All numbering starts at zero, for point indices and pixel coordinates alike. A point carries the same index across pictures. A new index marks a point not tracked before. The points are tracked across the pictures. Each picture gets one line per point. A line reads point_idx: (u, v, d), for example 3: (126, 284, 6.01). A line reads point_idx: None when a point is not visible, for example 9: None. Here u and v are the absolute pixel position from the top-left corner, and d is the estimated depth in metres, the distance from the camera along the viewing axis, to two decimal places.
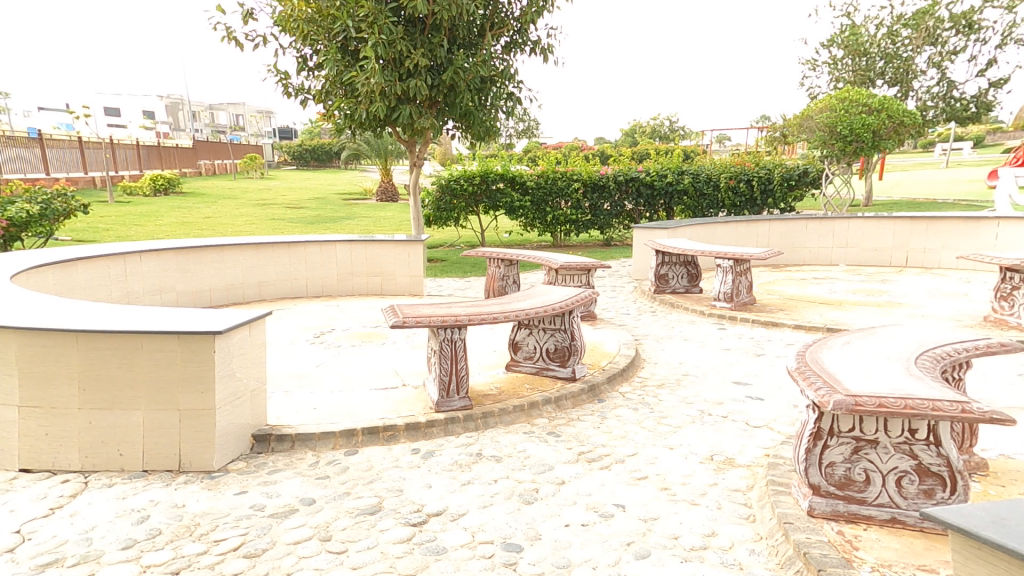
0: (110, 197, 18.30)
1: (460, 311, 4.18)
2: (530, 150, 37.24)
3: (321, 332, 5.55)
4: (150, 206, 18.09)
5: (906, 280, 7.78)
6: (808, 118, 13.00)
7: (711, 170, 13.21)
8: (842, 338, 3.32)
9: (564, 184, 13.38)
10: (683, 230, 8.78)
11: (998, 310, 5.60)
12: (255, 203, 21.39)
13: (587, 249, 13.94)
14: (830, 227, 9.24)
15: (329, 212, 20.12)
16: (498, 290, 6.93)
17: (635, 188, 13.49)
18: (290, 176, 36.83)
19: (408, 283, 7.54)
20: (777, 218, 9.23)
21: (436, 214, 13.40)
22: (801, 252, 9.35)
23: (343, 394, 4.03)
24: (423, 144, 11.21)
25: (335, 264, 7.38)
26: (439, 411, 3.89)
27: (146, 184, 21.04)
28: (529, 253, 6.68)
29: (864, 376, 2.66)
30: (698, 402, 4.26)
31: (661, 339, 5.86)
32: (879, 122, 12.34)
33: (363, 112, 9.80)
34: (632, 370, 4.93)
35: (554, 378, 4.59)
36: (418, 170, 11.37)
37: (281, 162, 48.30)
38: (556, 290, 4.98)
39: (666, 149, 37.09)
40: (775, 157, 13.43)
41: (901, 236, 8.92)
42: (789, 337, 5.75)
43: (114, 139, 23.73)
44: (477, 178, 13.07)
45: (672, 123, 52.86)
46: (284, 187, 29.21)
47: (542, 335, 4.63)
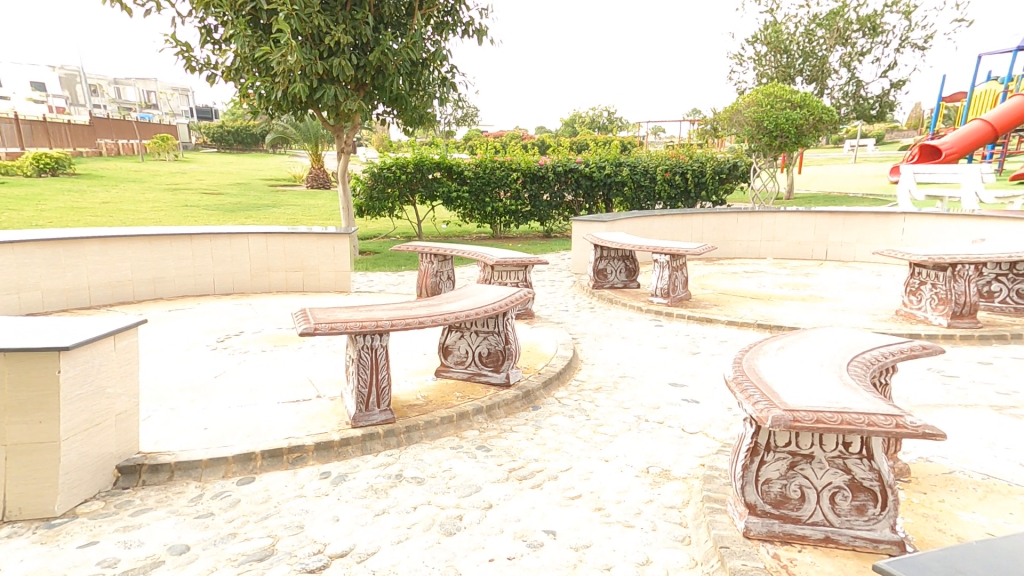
0: None
1: (383, 316, 3.80)
2: (469, 137, 36.57)
3: (226, 336, 4.98)
4: (35, 189, 16.11)
5: (827, 273, 8.11)
6: (736, 112, 13.24)
7: (648, 162, 13.36)
8: (776, 343, 3.25)
9: (502, 174, 13.09)
10: (621, 224, 8.78)
11: (908, 304, 5.85)
12: (165, 187, 19.58)
13: (528, 241, 13.78)
14: (758, 221, 9.53)
15: (252, 199, 18.72)
16: (432, 287, 6.56)
17: (574, 179, 13.39)
18: (210, 159, 34.18)
19: (333, 279, 7.02)
20: (710, 212, 9.45)
21: (368, 204, 12.76)
22: (732, 245, 9.60)
23: (244, 410, 3.56)
24: (349, 127, 10.55)
25: (247, 258, 6.72)
26: (356, 427, 3.51)
27: (27, 163, 18.81)
28: (465, 248, 6.35)
29: (800, 388, 2.57)
30: (634, 407, 4.14)
31: (599, 338, 5.75)
32: (802, 119, 12.70)
33: (280, 92, 9.04)
34: (569, 373, 4.76)
35: (487, 384, 4.32)
36: (347, 157, 10.70)
37: (200, 143, 44.97)
38: (490, 289, 4.69)
39: (605, 140, 37.63)
40: (706, 151, 13.75)
41: (821, 231, 9.32)
42: (722, 334, 5.80)
43: None
44: (411, 167, 12.56)
45: (610, 114, 53.84)
46: (201, 171, 27.00)
47: (475, 338, 4.34)
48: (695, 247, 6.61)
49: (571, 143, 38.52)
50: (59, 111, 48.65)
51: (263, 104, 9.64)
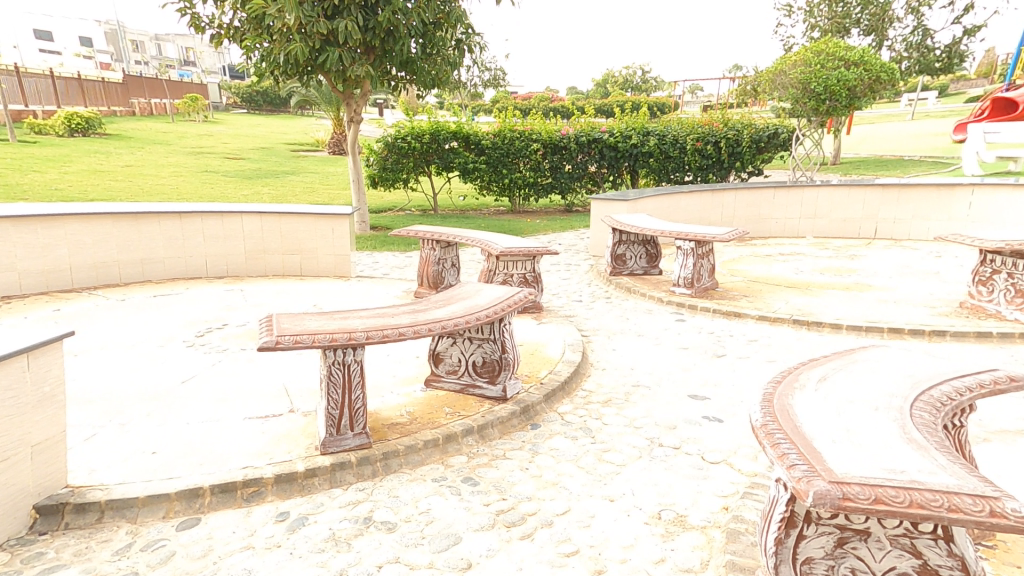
0: (12, 136, 16.32)
1: (359, 326, 3.36)
2: (497, 101, 35.45)
3: (207, 330, 4.65)
4: (61, 150, 16.19)
5: (875, 254, 7.22)
6: (779, 73, 11.68)
7: (678, 130, 12.36)
8: (817, 370, 2.56)
9: (522, 145, 12.35)
10: (644, 202, 8.07)
11: (975, 296, 5.05)
12: (189, 151, 19.52)
13: (547, 215, 13.14)
14: (798, 195, 8.63)
15: (272, 165, 18.46)
16: (434, 275, 6.15)
17: (598, 150, 12.57)
18: (237, 122, 34.10)
19: (332, 263, 6.65)
20: (744, 186, 8.60)
21: (381, 175, 12.25)
22: (766, 223, 8.75)
23: (203, 428, 3.21)
24: (359, 94, 9.93)
25: (242, 240, 6.38)
26: (326, 453, 3.11)
27: (60, 123, 19.03)
28: (468, 235, 5.85)
29: (851, 444, 1.91)
30: (647, 426, 3.61)
31: (613, 336, 5.27)
32: (856, 80, 10.92)
33: (282, 55, 8.52)
34: (576, 381, 4.31)
35: (481, 397, 3.93)
36: (356, 127, 10.14)
37: (230, 104, 45.14)
38: (487, 291, 4.24)
39: (639, 100, 35.86)
40: (744, 115, 12.61)
41: (870, 206, 8.37)
42: (752, 331, 5.16)
43: (20, 68, 21.11)
44: (426, 136, 11.96)
45: (644, 73, 51.39)
46: (228, 134, 26.91)
47: (468, 346, 3.94)
48: (724, 232, 5.96)
49: (603, 103, 36.90)
50: (99, 69, 49.30)
51: (266, 68, 9.08)
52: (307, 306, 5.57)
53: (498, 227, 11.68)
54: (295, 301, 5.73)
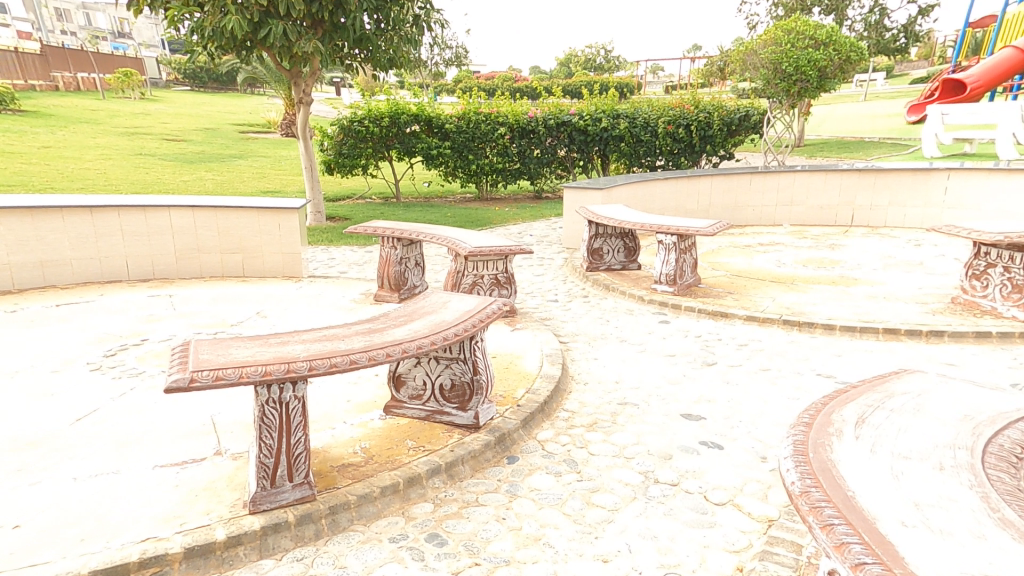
0: None
1: (299, 352, 2.75)
2: (461, 79, 34.41)
3: (120, 348, 3.94)
4: None
5: (855, 243, 6.98)
6: (750, 52, 11.28)
7: (649, 112, 11.92)
8: (850, 407, 2.11)
9: (488, 129, 11.77)
10: (619, 190, 7.67)
11: (969, 291, 4.78)
12: (123, 132, 17.89)
13: (516, 203, 12.62)
14: (774, 181, 8.38)
15: (218, 148, 17.15)
16: (396, 276, 5.58)
17: (567, 133, 12.07)
18: (178, 100, 31.75)
19: (280, 263, 5.94)
20: (719, 172, 8.30)
21: (337, 161, 11.40)
22: (743, 211, 8.47)
23: (91, 484, 2.53)
24: (309, 72, 9.05)
25: (170, 237, 5.60)
26: (257, 512, 2.50)
27: None
28: (433, 233, 5.37)
29: (928, 529, 1.45)
30: (641, 457, 3.17)
31: (595, 343, 4.94)
32: (826, 60, 10.08)
33: (217, 29, 7.59)
34: (556, 401, 3.86)
35: (450, 425, 3.42)
36: (306, 109, 9.28)
37: (172, 81, 42.30)
38: (455, 303, 3.71)
39: (604, 80, 35.38)
40: (714, 97, 12.24)
41: (846, 192, 8.16)
42: (742, 334, 4.82)
43: None
44: (385, 119, 11.17)
45: (608, 53, 50.96)
46: (169, 113, 24.96)
47: (434, 367, 3.41)
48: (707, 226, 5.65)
49: (568, 83, 36.30)
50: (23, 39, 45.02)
51: (197, 42, 8.09)
52: (249, 314, 4.89)
53: (464, 216, 11.04)
54: (235, 307, 5.03)
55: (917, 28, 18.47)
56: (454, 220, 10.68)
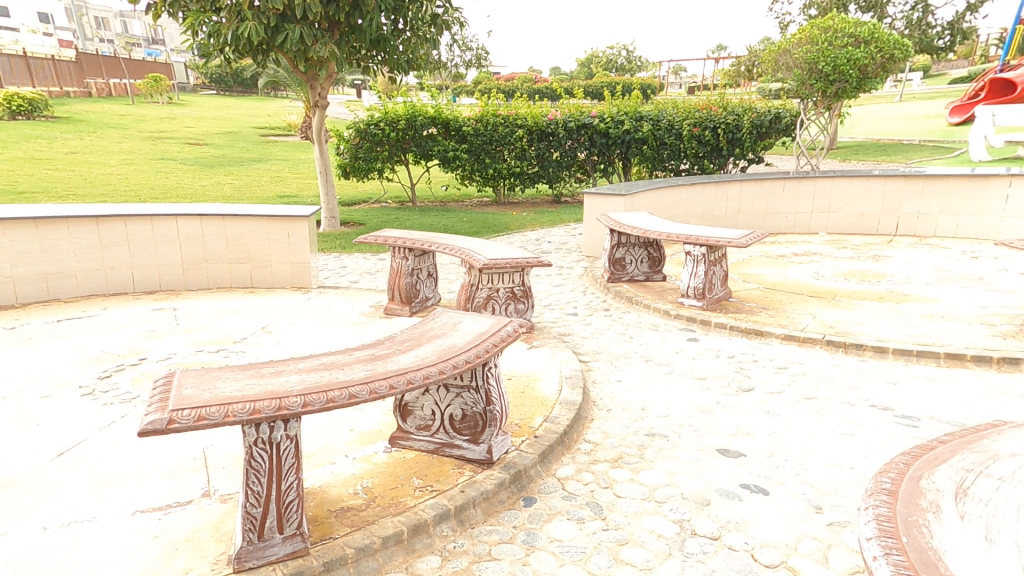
0: None
1: (293, 384, 2.47)
2: (481, 82, 34.21)
3: (116, 368, 3.73)
4: None
5: (902, 255, 6.53)
6: (783, 52, 10.06)
7: (674, 114, 11.49)
8: (942, 472, 1.76)
9: (506, 132, 11.52)
10: (643, 196, 7.39)
11: None
12: (145, 134, 18.08)
13: (534, 207, 12.29)
14: (811, 187, 7.95)
15: (236, 151, 17.25)
16: (407, 288, 5.33)
17: (588, 136, 11.72)
18: (202, 104, 32.24)
19: (289, 273, 5.73)
20: (750, 177, 7.93)
21: (353, 165, 11.25)
22: (776, 218, 8.07)
23: (63, 535, 2.29)
24: (325, 75, 8.85)
25: (178, 246, 5.42)
26: (242, 570, 2.23)
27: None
28: (445, 243, 5.12)
29: None
30: (675, 502, 2.81)
31: (618, 362, 4.61)
32: (867, 57, 9.35)
33: (233, 33, 7.44)
34: (577, 431, 3.54)
35: (462, 460, 3.13)
36: (322, 112, 9.10)
37: (197, 85, 43.09)
38: (466, 324, 3.41)
39: (626, 81, 34.82)
40: (743, 97, 11.72)
41: (890, 199, 7.67)
42: (780, 356, 4.43)
43: None
44: (402, 121, 10.98)
45: (629, 53, 50.27)
46: (191, 116, 25.26)
47: (444, 395, 3.12)
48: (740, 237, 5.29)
49: (588, 84, 35.88)
50: (57, 43, 46.23)
51: (211, 46, 7.89)
52: (254, 328, 4.67)
53: (481, 221, 10.73)
54: (240, 321, 4.81)
55: (959, 23, 17.55)
56: (471, 225, 10.37)
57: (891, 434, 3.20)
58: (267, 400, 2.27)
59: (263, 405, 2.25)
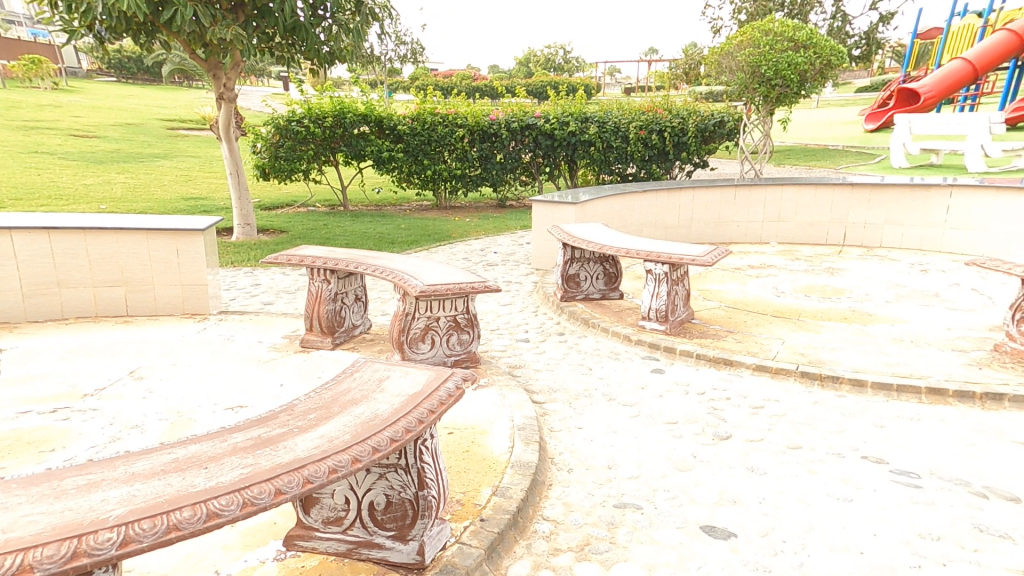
0: None
1: (111, 504, 1.61)
2: (418, 79, 33.05)
3: None
4: None
5: (855, 267, 6.38)
6: (725, 54, 9.56)
7: (619, 116, 11.13)
8: None
9: (445, 131, 10.87)
10: (594, 204, 6.98)
11: (1014, 337, 4.05)
12: (24, 128, 15.76)
13: (477, 212, 11.59)
14: (762, 195, 7.77)
15: (137, 147, 15.40)
16: (330, 316, 4.43)
17: (532, 137, 11.19)
18: (103, 93, 29.09)
19: (178, 297, 4.70)
20: (701, 185, 7.71)
21: (273, 164, 10.37)
22: (727, 227, 7.89)
23: None
24: (231, 63, 7.73)
25: (15, 263, 4.33)
26: None
27: None
28: (375, 266, 4.34)
29: None
30: None
31: (577, 404, 4.00)
32: (807, 63, 9.05)
33: (108, 10, 6.21)
34: (533, 506, 2.86)
35: (383, 565, 2.38)
36: (229, 105, 7.99)
37: (100, 74, 39.11)
38: (395, 381, 2.62)
39: (566, 81, 34.76)
40: (688, 100, 11.46)
41: (839, 209, 7.59)
42: (755, 391, 3.97)
43: None
44: (328, 119, 10.30)
45: (566, 54, 50.68)
46: (88, 107, 22.60)
47: (362, 479, 2.34)
48: (699, 252, 5.03)
49: (529, 85, 35.62)
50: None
51: (76, 19, 6.56)
52: (118, 373, 3.63)
53: (419, 227, 9.88)
54: (100, 364, 3.76)
55: (874, 35, 18.46)
56: (408, 232, 9.49)
57: (894, 497, 2.76)
58: (50, 545, 1.43)
59: (40, 555, 1.41)
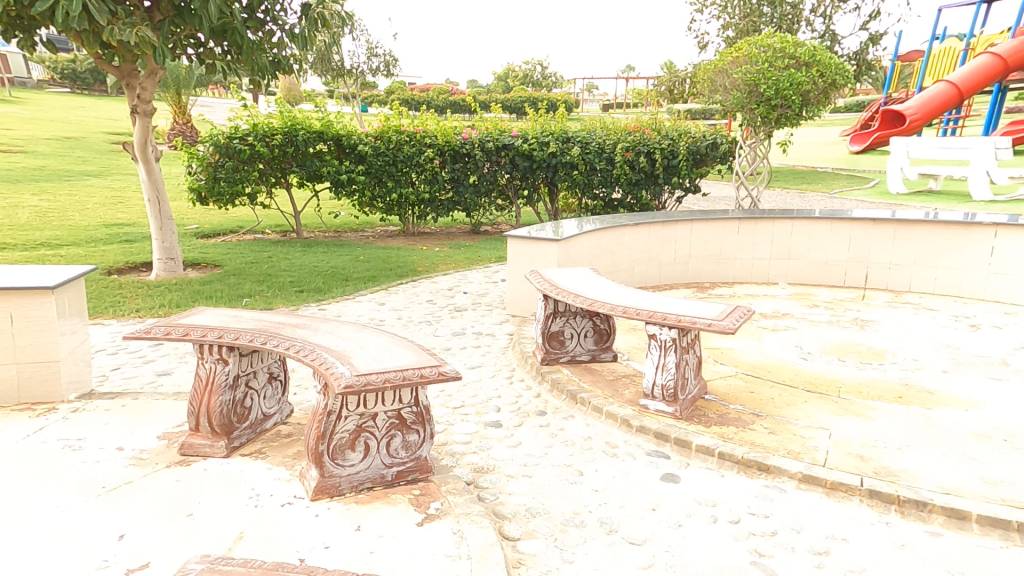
0: None
1: None
2: (393, 94, 32.02)
3: None
4: None
5: (887, 319, 5.47)
6: (719, 71, 8.69)
7: (603, 136, 10.20)
8: None
9: (412, 150, 9.79)
10: (579, 239, 5.97)
11: None
12: None
13: (449, 239, 10.46)
14: (767, 230, 7.02)
15: (72, 165, 13.93)
16: (222, 410, 3.14)
17: (509, 157, 10.16)
18: (52, 104, 27.38)
19: (14, 380, 3.48)
20: (700, 217, 6.95)
21: (211, 188, 9.13)
22: (729, 265, 7.12)
23: None
24: (145, 71, 6.59)
25: None
26: None
27: None
28: (290, 345, 3.17)
29: None
30: None
31: (568, 542, 2.85)
32: (810, 82, 8.19)
33: None
34: None
35: None
36: (145, 119, 6.80)
37: (52, 86, 37.43)
38: None
39: (545, 98, 34.22)
40: (677, 119, 10.57)
41: (858, 246, 6.79)
42: (815, 521, 2.88)
43: None
44: (278, 136, 9.12)
45: (544, 71, 50.46)
46: (30, 120, 21.03)
47: None
48: (711, 314, 4.05)
49: (507, 100, 34.98)
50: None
51: None
52: None
53: (380, 259, 8.68)
54: None
55: (865, 56, 18.12)
56: (367, 266, 8.28)
57: None
58: None
59: None
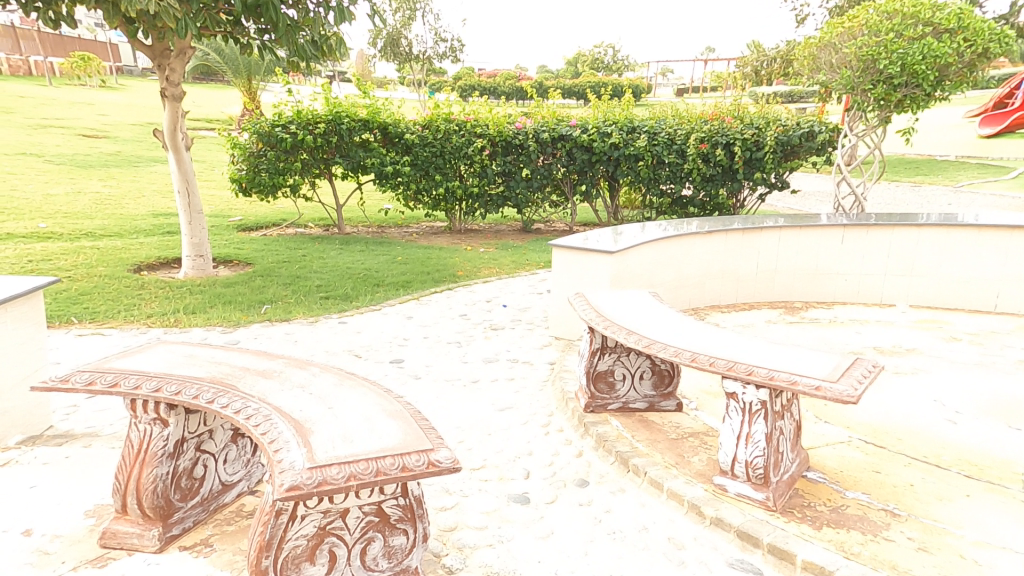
0: None
1: None
2: (460, 79, 31.43)
3: None
4: None
5: None
6: (824, 45, 7.16)
7: (674, 125, 8.88)
8: None
9: (460, 142, 8.94)
10: (639, 250, 4.86)
11: None
12: (30, 125, 15.06)
13: (496, 238, 9.58)
14: (884, 239, 5.61)
15: (140, 150, 14.27)
16: (151, 491, 2.41)
17: (567, 149, 9.08)
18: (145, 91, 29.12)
19: None
20: (793, 223, 5.62)
21: (252, 180, 8.65)
22: (829, 282, 5.77)
23: None
24: (175, 50, 6.05)
25: None
26: None
27: None
28: (236, 407, 2.36)
29: None
30: None
31: None
32: (953, 54, 6.46)
33: None
34: None
35: None
36: (174, 104, 6.29)
37: (148, 74, 40.05)
38: None
39: (615, 82, 32.39)
40: (765, 105, 9.02)
41: (1014, 262, 5.34)
42: None
43: None
44: (321, 124, 8.53)
45: (615, 55, 48.15)
46: (117, 104, 22.21)
47: None
48: (821, 372, 2.87)
49: (575, 85, 33.54)
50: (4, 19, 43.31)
51: None
52: None
53: (418, 261, 7.93)
54: None
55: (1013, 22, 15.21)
56: (403, 268, 7.55)
57: None
58: None
59: None
